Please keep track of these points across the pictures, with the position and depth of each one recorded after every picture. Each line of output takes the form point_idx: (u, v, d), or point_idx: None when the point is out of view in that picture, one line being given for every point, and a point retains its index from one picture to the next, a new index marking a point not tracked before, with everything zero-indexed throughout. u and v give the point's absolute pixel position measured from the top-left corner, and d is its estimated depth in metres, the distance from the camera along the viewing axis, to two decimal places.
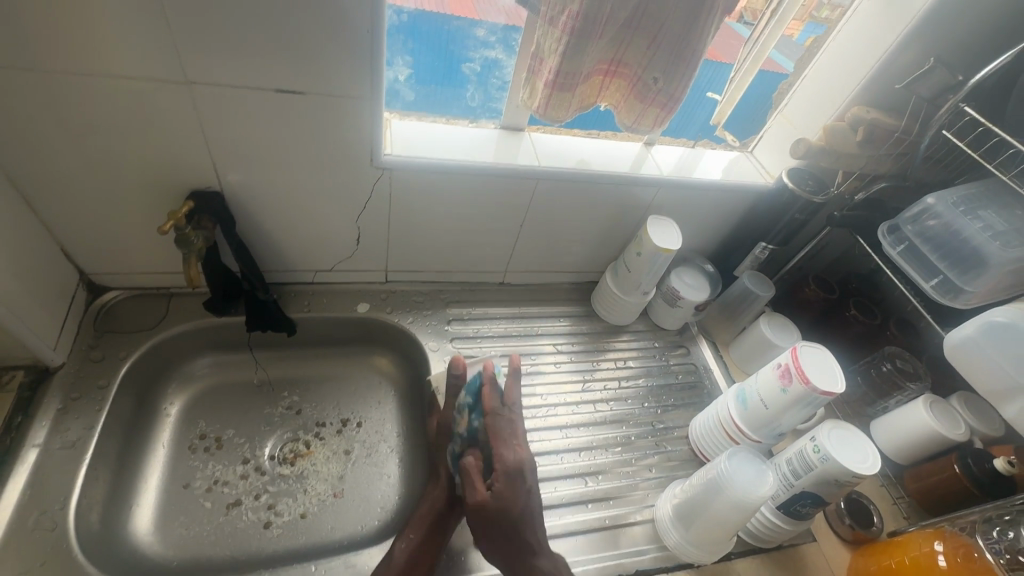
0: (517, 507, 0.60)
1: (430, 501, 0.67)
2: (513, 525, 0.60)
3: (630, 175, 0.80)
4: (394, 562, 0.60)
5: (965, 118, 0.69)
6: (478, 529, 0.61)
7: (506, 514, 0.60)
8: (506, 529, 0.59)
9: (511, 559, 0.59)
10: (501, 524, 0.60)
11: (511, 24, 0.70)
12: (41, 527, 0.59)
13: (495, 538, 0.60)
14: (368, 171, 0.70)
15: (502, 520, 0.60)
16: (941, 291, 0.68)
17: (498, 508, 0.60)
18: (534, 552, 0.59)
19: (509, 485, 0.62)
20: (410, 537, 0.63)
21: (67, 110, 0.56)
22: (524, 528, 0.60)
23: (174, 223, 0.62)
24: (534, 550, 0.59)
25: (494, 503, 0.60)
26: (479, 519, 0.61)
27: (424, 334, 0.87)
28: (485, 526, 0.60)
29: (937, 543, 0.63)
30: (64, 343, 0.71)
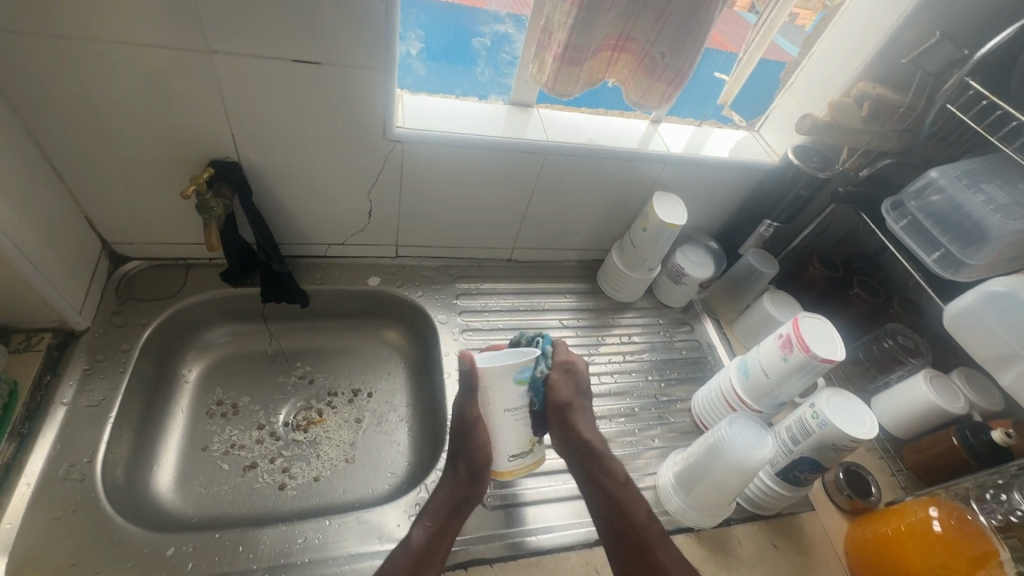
0: (589, 381, 0.74)
1: (448, 491, 0.65)
2: (585, 388, 0.73)
3: (638, 151, 0.81)
4: (412, 546, 0.59)
5: (970, 92, 0.70)
6: (559, 387, 0.69)
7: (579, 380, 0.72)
8: (576, 387, 0.71)
9: (572, 412, 0.69)
10: (577, 384, 0.72)
11: (513, 13, 0.73)
12: (70, 478, 0.62)
13: (572, 394, 0.70)
14: (381, 144, 0.72)
15: (581, 380, 0.72)
16: (942, 265, 0.69)
17: (582, 373, 0.73)
18: (587, 413, 0.71)
19: (591, 367, 0.74)
20: (425, 525, 0.62)
21: (94, 78, 0.58)
22: (585, 394, 0.72)
23: (195, 188, 0.65)
24: (587, 411, 0.72)
25: (581, 369, 0.73)
26: (565, 373, 0.71)
27: (433, 307, 0.89)
28: (566, 385, 0.70)
29: (931, 508, 0.64)
30: (89, 308, 0.74)
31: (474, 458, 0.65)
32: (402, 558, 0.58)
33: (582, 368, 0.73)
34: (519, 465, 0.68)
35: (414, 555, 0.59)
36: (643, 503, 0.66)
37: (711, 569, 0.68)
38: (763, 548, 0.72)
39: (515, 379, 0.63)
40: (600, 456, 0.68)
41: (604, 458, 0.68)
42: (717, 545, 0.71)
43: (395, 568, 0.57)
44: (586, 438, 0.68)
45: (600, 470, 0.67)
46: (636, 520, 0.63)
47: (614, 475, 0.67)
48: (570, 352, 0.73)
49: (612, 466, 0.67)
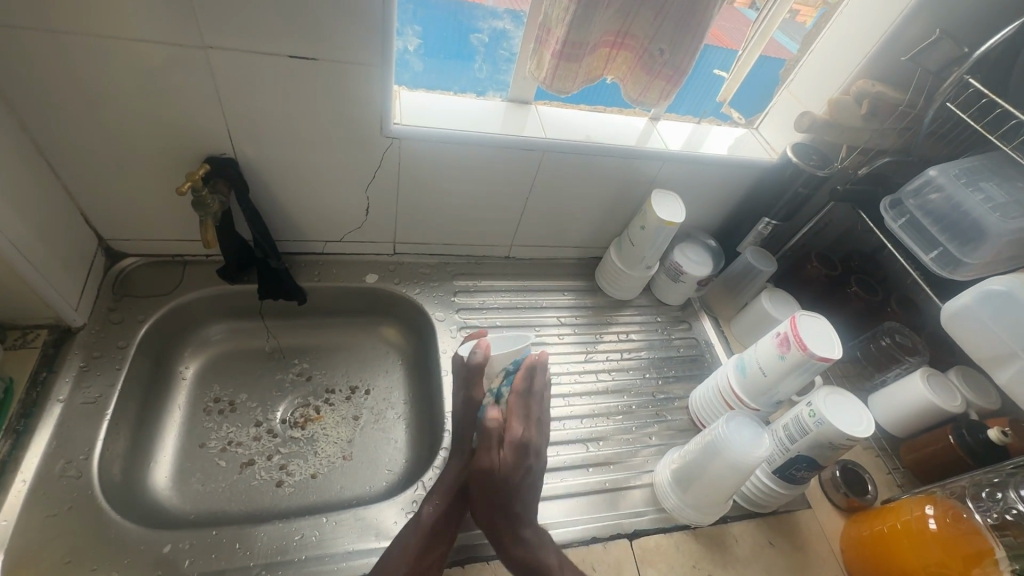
0: (518, 477, 0.62)
1: (456, 471, 0.66)
2: (508, 496, 0.61)
3: (636, 148, 0.80)
4: (422, 523, 0.61)
5: (970, 90, 0.70)
6: (476, 497, 0.62)
7: (510, 475, 0.62)
8: (501, 497, 0.61)
9: (498, 528, 0.61)
10: (503, 489, 0.61)
11: (512, 9, 0.72)
12: (66, 475, 0.62)
13: (490, 507, 0.61)
14: (378, 140, 0.71)
15: (503, 486, 0.61)
16: (940, 263, 0.70)
17: (502, 476, 0.61)
18: (523, 521, 0.61)
19: (516, 461, 0.62)
20: (436, 502, 0.63)
21: (89, 74, 0.58)
22: (517, 495, 0.62)
23: (191, 183, 0.65)
24: (526, 516, 0.62)
25: (501, 470, 0.62)
26: (479, 485, 0.62)
27: (430, 305, 0.89)
28: (481, 497, 0.62)
29: (928, 506, 0.64)
30: (85, 304, 0.73)
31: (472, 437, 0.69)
32: (411, 536, 0.60)
33: (500, 472, 0.62)
34: None
35: (423, 532, 0.60)
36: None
37: (708, 566, 0.69)
38: (759, 545, 0.72)
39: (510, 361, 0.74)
40: (539, 573, 0.59)
41: (545, 572, 0.59)
42: (714, 542, 0.71)
43: (405, 546, 0.59)
44: (520, 556, 0.60)
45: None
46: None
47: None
48: (485, 454, 0.63)
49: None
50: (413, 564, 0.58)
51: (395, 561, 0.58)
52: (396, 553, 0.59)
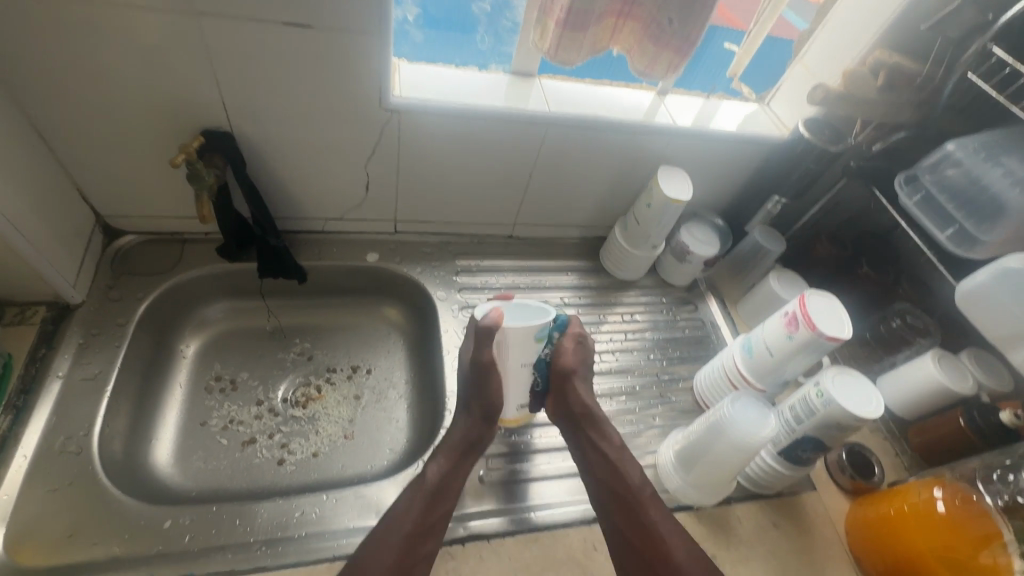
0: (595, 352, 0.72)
1: (461, 431, 0.66)
2: (591, 361, 0.71)
3: (643, 124, 0.78)
4: (426, 482, 0.61)
5: (992, 60, 0.67)
6: (566, 354, 0.69)
7: (588, 352, 0.71)
8: (583, 361, 0.70)
9: (575, 379, 0.69)
10: (585, 355, 0.71)
11: None
12: (67, 450, 0.62)
13: (578, 362, 0.69)
14: (377, 113, 0.70)
15: (587, 353, 0.71)
16: (956, 242, 0.67)
17: (589, 346, 0.71)
18: (589, 381, 0.71)
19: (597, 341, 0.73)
20: (440, 463, 0.64)
21: (78, 42, 0.56)
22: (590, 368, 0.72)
23: (185, 156, 0.64)
24: (589, 380, 0.71)
25: (589, 340, 0.72)
26: (574, 344, 0.70)
27: (432, 284, 0.88)
28: (574, 353, 0.69)
29: (936, 489, 0.62)
30: (83, 282, 0.73)
31: (488, 401, 0.65)
32: (415, 495, 0.60)
33: (590, 340, 0.72)
34: (525, 413, 0.72)
35: (427, 491, 0.61)
36: (638, 471, 0.65)
37: (711, 547, 0.68)
38: (763, 527, 0.71)
39: (535, 337, 0.63)
40: (601, 427, 0.67)
41: (605, 429, 0.67)
42: (718, 524, 0.70)
43: (409, 507, 0.59)
44: (586, 407, 0.68)
45: (599, 437, 0.67)
46: (627, 489, 0.63)
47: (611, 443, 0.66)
48: (580, 323, 0.72)
49: (609, 434, 0.67)
50: (418, 521, 0.58)
51: (399, 518, 0.58)
52: (401, 509, 0.59)
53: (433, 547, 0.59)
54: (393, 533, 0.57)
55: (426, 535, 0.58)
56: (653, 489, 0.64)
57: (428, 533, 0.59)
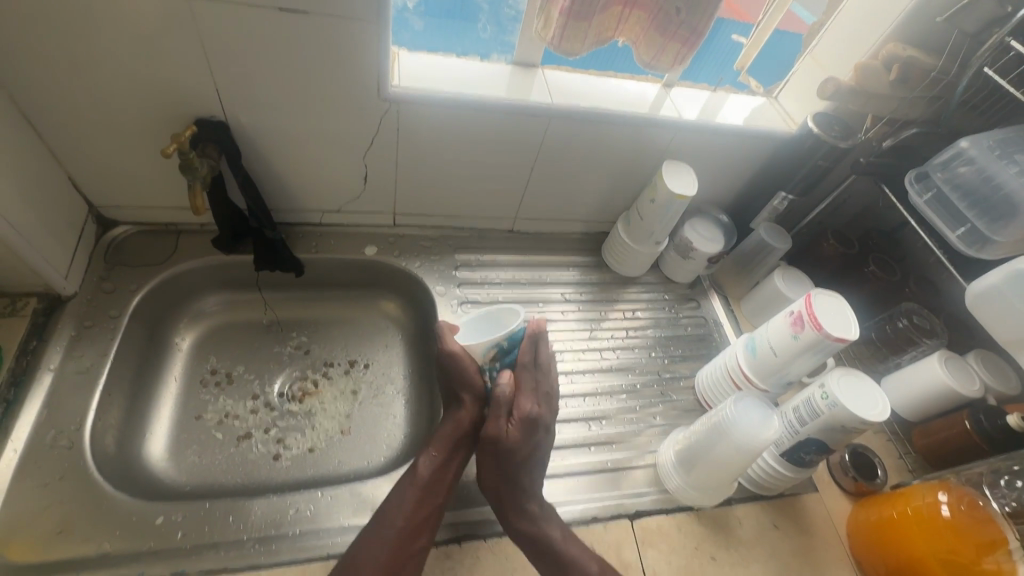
0: (525, 452, 0.62)
1: (454, 422, 0.66)
2: (515, 468, 0.61)
3: (650, 117, 0.76)
4: (419, 477, 0.61)
5: (1010, 54, 0.65)
6: (485, 472, 0.63)
7: (507, 459, 0.61)
8: (507, 471, 0.61)
9: (503, 497, 0.61)
10: (502, 463, 0.61)
11: None
12: (57, 445, 0.61)
13: (496, 478, 0.62)
14: (376, 103, 0.68)
15: (508, 459, 0.61)
16: (968, 241, 0.66)
17: (508, 449, 0.61)
18: (524, 492, 0.61)
19: (522, 438, 0.62)
20: (432, 454, 0.63)
21: (66, 27, 0.54)
22: (524, 467, 0.62)
23: (177, 146, 0.62)
24: (531, 486, 0.62)
25: (506, 445, 0.61)
26: (488, 457, 0.62)
27: (430, 278, 0.87)
28: (491, 464, 0.62)
29: (941, 493, 0.61)
30: (76, 273, 0.72)
31: (474, 389, 0.66)
32: (408, 489, 0.60)
33: (507, 445, 0.61)
34: None
35: (419, 485, 0.60)
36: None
37: (711, 548, 0.67)
38: (764, 528, 0.70)
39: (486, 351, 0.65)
40: (541, 546, 0.59)
41: (549, 544, 0.59)
42: (718, 525, 0.69)
43: (402, 500, 0.59)
44: (523, 528, 0.60)
45: (541, 563, 0.59)
46: None
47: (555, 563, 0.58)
48: (494, 424, 0.62)
49: (554, 553, 0.59)
50: (410, 516, 0.58)
51: (393, 512, 0.58)
52: (393, 505, 0.58)
53: (425, 543, 0.58)
54: (386, 528, 0.56)
55: (419, 531, 0.58)
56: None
57: (420, 529, 0.58)
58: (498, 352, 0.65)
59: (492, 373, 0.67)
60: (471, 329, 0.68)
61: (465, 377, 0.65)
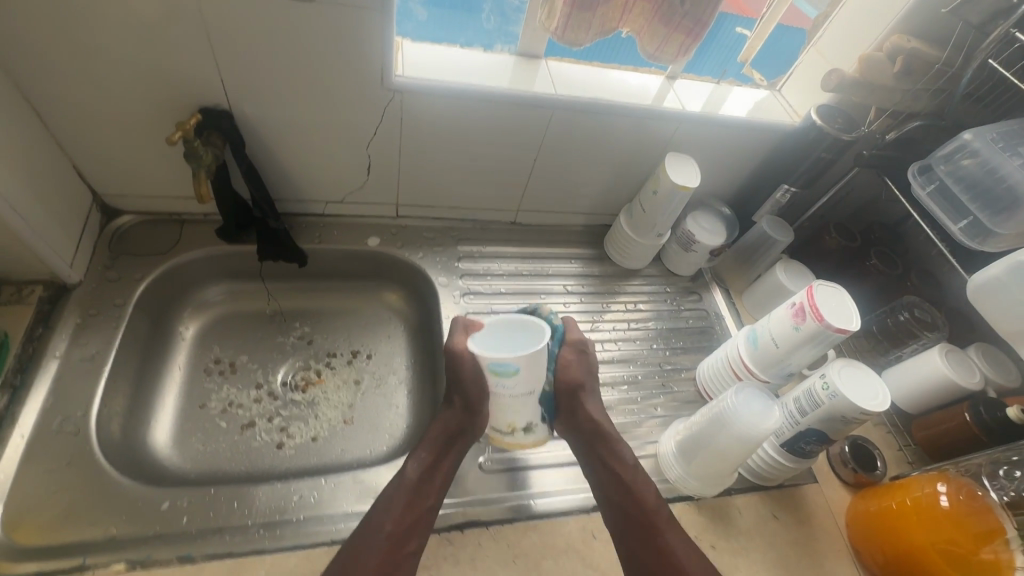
0: (598, 364, 0.74)
1: (440, 424, 0.66)
2: (594, 372, 0.72)
3: (652, 108, 0.76)
4: (407, 479, 0.61)
5: (1014, 46, 0.65)
6: (571, 366, 0.71)
7: (592, 363, 0.73)
8: (586, 376, 0.71)
9: (581, 393, 0.69)
10: (588, 365, 0.72)
11: None
12: (63, 431, 0.61)
13: (583, 374, 0.71)
14: (380, 93, 0.68)
15: (590, 362, 0.72)
16: (970, 233, 0.66)
17: (593, 356, 0.73)
18: (596, 397, 0.71)
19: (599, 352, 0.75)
20: (420, 457, 0.63)
21: (71, 14, 0.55)
22: (595, 380, 0.73)
23: (182, 133, 0.63)
24: (596, 394, 0.71)
25: (590, 350, 0.74)
26: (577, 354, 0.72)
27: (433, 269, 0.87)
28: (577, 366, 0.71)
29: (940, 483, 0.62)
30: (80, 261, 0.72)
31: (467, 393, 0.64)
32: (396, 493, 0.60)
33: (592, 352, 0.73)
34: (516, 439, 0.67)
35: (408, 488, 0.60)
36: (651, 486, 0.64)
37: (711, 538, 0.68)
38: (764, 518, 0.71)
39: (490, 365, 0.60)
40: (614, 438, 0.67)
41: (615, 441, 0.67)
42: (718, 515, 0.70)
43: (390, 504, 0.59)
44: (592, 419, 0.68)
45: (612, 454, 0.66)
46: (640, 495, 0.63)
47: (622, 459, 0.66)
48: (579, 332, 0.74)
49: (620, 448, 0.66)
50: (399, 519, 0.58)
51: (381, 516, 0.58)
52: (381, 510, 0.59)
53: (417, 545, 0.58)
54: (375, 532, 0.57)
55: (409, 534, 0.58)
56: (665, 510, 0.63)
57: (411, 532, 0.58)
58: (499, 372, 0.60)
59: (492, 388, 0.62)
60: (485, 336, 0.63)
61: (461, 378, 0.64)
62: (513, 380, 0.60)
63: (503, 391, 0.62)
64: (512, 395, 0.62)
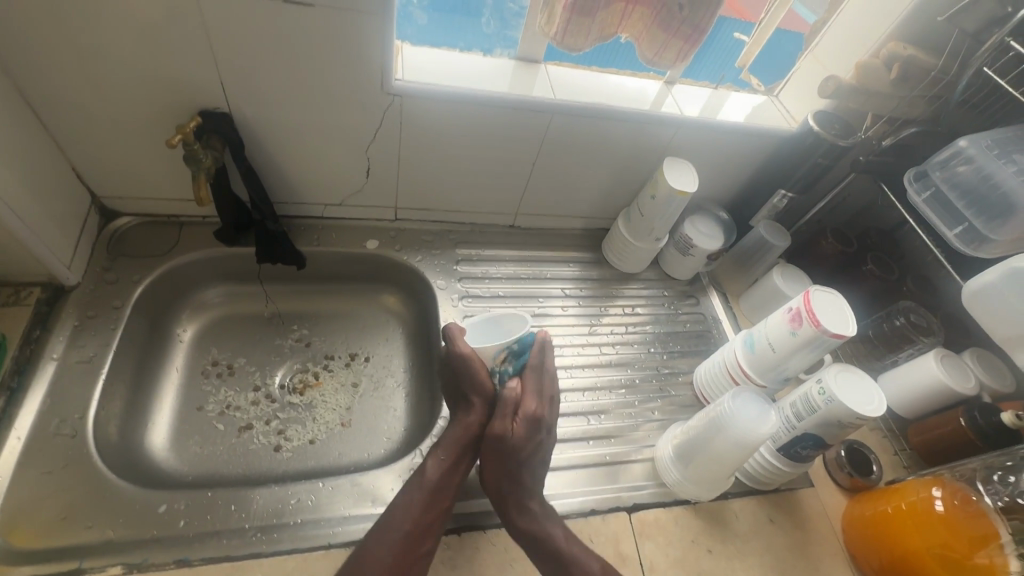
0: (528, 450, 0.63)
1: (461, 427, 0.66)
2: (518, 465, 0.62)
3: (650, 113, 0.77)
4: (426, 480, 0.61)
5: (1010, 54, 0.66)
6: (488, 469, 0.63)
7: (512, 454, 0.62)
8: (508, 468, 0.62)
9: (506, 497, 0.62)
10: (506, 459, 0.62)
11: None
12: (61, 433, 0.61)
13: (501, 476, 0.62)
14: (379, 96, 0.68)
15: (513, 457, 0.62)
16: (965, 240, 0.67)
17: (513, 447, 0.62)
18: (528, 491, 0.62)
19: (527, 435, 0.63)
20: (440, 458, 0.63)
21: (72, 17, 0.55)
22: (526, 464, 0.63)
23: (182, 137, 0.63)
24: (529, 488, 0.62)
25: (513, 442, 0.63)
26: (492, 450, 0.63)
27: (432, 273, 0.87)
28: (495, 463, 0.63)
29: (935, 488, 0.62)
30: (79, 263, 0.72)
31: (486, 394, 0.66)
32: (415, 493, 0.60)
33: (512, 441, 0.63)
34: None
35: (427, 488, 0.60)
36: (594, 569, 0.58)
37: (708, 541, 0.68)
38: (760, 522, 0.71)
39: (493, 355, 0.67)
40: (541, 543, 0.59)
41: (547, 540, 0.59)
42: (714, 519, 0.70)
43: (409, 504, 0.59)
44: (524, 528, 0.60)
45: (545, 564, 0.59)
46: None
47: (563, 556, 0.58)
48: (500, 422, 0.64)
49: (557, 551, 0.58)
50: (416, 520, 0.58)
51: (400, 516, 0.58)
52: (399, 509, 0.58)
53: (431, 547, 0.58)
54: (393, 531, 0.57)
55: (425, 534, 0.58)
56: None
57: (427, 531, 0.58)
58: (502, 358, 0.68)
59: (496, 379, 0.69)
60: (477, 330, 0.70)
61: (473, 382, 0.66)
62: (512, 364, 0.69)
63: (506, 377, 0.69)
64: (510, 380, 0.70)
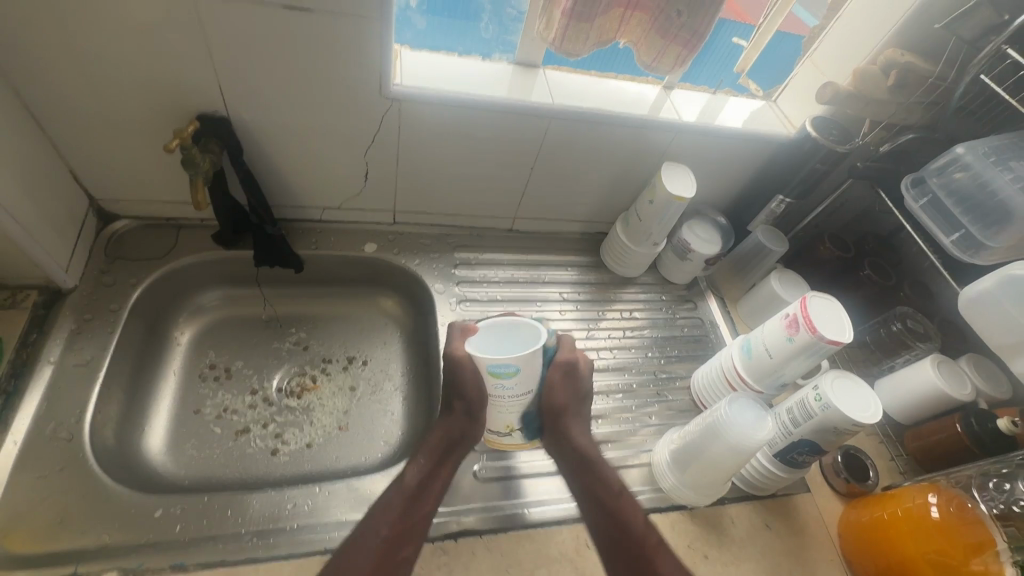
0: (586, 388, 0.70)
1: (442, 431, 0.65)
2: (583, 394, 0.69)
3: (648, 118, 0.77)
4: (405, 484, 0.61)
5: (1006, 62, 0.66)
6: (556, 389, 0.66)
7: (580, 384, 0.69)
8: (575, 394, 0.68)
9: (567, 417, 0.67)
10: (576, 388, 0.68)
11: None
12: (57, 437, 0.61)
13: (567, 399, 0.67)
14: (378, 101, 0.68)
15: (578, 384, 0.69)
16: (962, 247, 0.67)
17: (580, 376, 0.69)
18: (582, 419, 0.68)
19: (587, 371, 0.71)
20: (419, 463, 0.63)
21: (71, 21, 0.55)
22: (583, 398, 0.69)
23: (180, 141, 0.63)
24: (582, 416, 0.69)
25: (580, 370, 0.69)
26: (564, 375, 0.67)
27: (430, 277, 0.87)
28: (564, 387, 0.67)
29: (930, 495, 0.62)
30: (76, 266, 0.72)
31: (467, 397, 0.63)
32: (394, 497, 0.60)
33: (579, 369, 0.69)
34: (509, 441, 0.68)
35: (406, 493, 0.60)
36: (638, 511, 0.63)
37: (704, 547, 0.68)
38: (756, 528, 0.71)
39: (490, 369, 0.59)
40: (596, 464, 0.65)
41: (601, 465, 0.65)
42: (711, 524, 0.70)
43: (387, 508, 0.59)
44: (581, 446, 0.66)
45: (594, 479, 0.64)
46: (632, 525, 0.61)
47: (609, 485, 0.64)
48: (568, 351, 0.69)
49: (606, 475, 0.64)
50: (395, 524, 0.58)
51: (377, 521, 0.58)
52: (377, 514, 0.59)
53: (411, 553, 0.58)
54: (370, 537, 0.57)
55: (405, 539, 0.58)
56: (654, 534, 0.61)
57: (407, 537, 0.58)
58: (499, 374, 0.60)
59: (492, 391, 0.62)
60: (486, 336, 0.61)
61: (462, 383, 0.63)
62: (514, 381, 0.60)
63: (503, 392, 0.62)
64: (508, 396, 0.62)
